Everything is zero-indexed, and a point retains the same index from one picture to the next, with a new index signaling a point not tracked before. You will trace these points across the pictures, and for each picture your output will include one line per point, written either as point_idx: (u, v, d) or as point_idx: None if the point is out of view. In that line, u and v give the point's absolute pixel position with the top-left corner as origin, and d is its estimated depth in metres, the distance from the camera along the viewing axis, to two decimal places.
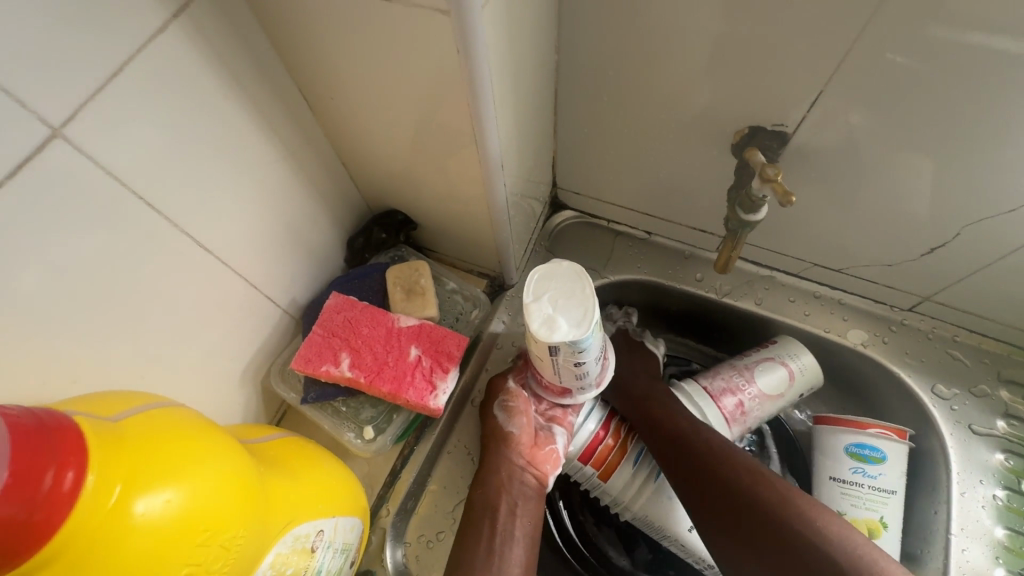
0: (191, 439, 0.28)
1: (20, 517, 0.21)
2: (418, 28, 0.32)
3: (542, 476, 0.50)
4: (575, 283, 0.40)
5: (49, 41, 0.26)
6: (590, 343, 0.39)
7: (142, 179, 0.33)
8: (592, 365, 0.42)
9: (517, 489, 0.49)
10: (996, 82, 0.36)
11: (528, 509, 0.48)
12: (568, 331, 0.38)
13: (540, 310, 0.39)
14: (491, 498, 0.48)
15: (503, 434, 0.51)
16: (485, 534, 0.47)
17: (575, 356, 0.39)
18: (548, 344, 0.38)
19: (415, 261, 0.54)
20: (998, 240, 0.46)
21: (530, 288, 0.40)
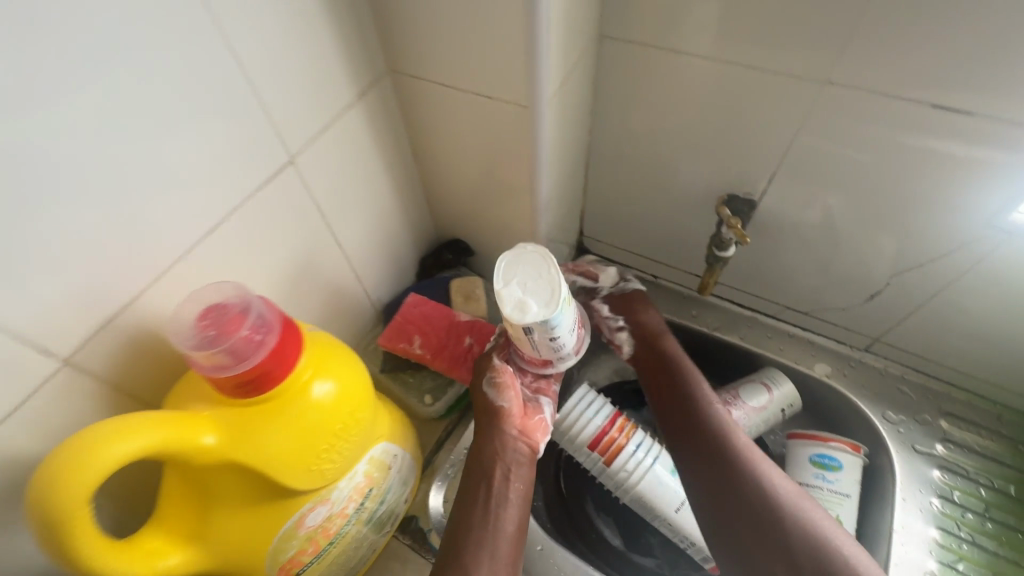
0: (344, 355, 0.42)
1: (269, 369, 0.36)
2: (508, 116, 0.51)
3: (533, 444, 0.59)
4: (538, 270, 0.52)
5: (303, 110, 0.45)
6: (558, 318, 0.51)
7: (321, 196, 0.51)
8: (565, 336, 0.54)
9: (511, 457, 0.57)
10: (894, 174, 0.52)
11: (520, 474, 0.57)
12: (538, 311, 0.50)
13: (513, 296, 0.51)
14: (487, 465, 0.57)
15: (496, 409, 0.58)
16: (482, 496, 0.56)
17: (549, 331, 0.52)
18: (522, 322, 0.50)
19: (472, 277, 0.70)
20: (920, 290, 0.61)
21: (502, 278, 0.52)
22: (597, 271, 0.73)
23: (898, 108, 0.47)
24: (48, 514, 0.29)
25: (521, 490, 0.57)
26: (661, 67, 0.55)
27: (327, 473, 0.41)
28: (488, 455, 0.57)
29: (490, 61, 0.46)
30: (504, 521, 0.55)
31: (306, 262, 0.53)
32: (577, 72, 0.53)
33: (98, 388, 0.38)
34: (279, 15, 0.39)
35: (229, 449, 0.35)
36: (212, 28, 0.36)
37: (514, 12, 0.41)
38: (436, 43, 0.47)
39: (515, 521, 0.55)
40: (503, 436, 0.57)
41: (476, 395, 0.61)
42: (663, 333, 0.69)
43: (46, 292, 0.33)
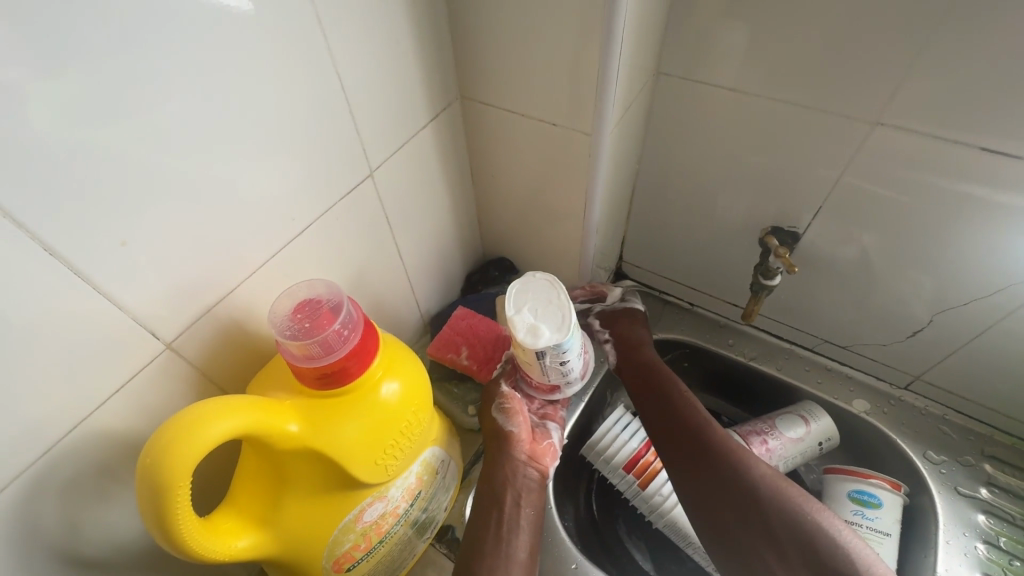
0: (408, 355, 0.45)
1: (350, 365, 0.38)
2: (567, 141, 0.54)
3: (543, 469, 0.60)
4: (548, 297, 0.54)
5: (384, 128, 0.49)
6: (569, 343, 0.53)
7: (390, 209, 0.54)
8: (574, 361, 0.56)
9: (521, 482, 0.58)
10: (940, 215, 0.53)
11: (530, 499, 0.58)
12: (551, 335, 0.52)
13: (526, 321, 0.53)
14: (498, 491, 0.57)
15: (505, 434, 0.59)
16: (494, 522, 0.56)
17: (560, 355, 0.53)
18: (535, 346, 0.52)
19: None
20: (964, 329, 0.61)
21: (514, 305, 0.53)
22: (608, 291, 0.74)
23: (948, 151, 0.49)
24: (156, 485, 0.31)
25: (532, 515, 0.57)
26: (713, 103, 0.59)
27: (390, 469, 0.43)
28: (498, 481, 0.57)
29: (558, 91, 0.50)
30: (516, 547, 0.54)
31: (370, 271, 0.56)
32: (635, 105, 0.56)
33: (190, 371, 0.41)
34: (375, 43, 0.44)
35: (311, 436, 0.37)
36: (320, 51, 0.40)
37: (586, 47, 0.45)
38: (508, 72, 0.51)
39: (527, 547, 0.55)
40: (513, 461, 0.58)
41: (486, 422, 0.62)
42: (643, 340, 0.71)
43: (161, 280, 0.36)
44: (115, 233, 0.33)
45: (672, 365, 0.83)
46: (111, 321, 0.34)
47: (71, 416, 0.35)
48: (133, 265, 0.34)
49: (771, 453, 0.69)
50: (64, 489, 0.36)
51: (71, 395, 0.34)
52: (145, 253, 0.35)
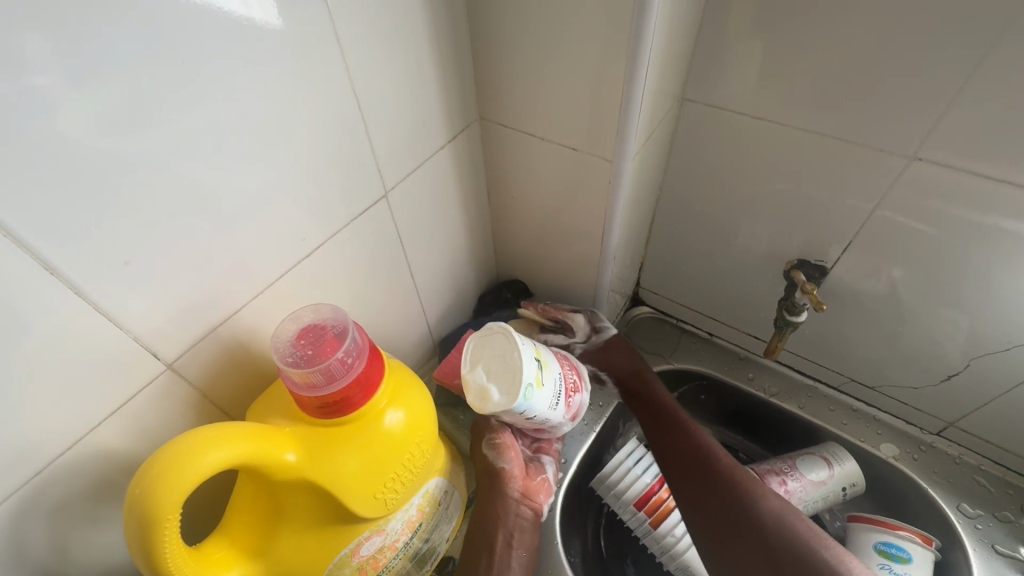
0: (414, 381, 0.43)
1: (355, 394, 0.37)
2: (587, 166, 0.53)
3: (537, 507, 0.58)
4: (502, 355, 0.51)
5: (401, 147, 0.48)
6: (522, 406, 0.50)
7: (404, 228, 0.53)
8: (543, 414, 0.53)
9: (514, 522, 0.56)
10: (982, 255, 0.50)
11: (522, 540, 0.55)
12: (499, 400, 0.50)
13: (478, 381, 0.51)
14: (489, 531, 0.55)
15: (497, 471, 0.56)
16: (484, 565, 0.53)
17: (519, 414, 0.51)
18: (485, 411, 0.50)
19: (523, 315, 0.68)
20: (1003, 375, 0.58)
21: (468, 363, 0.52)
22: (572, 320, 0.68)
23: (992, 188, 0.46)
24: (145, 520, 0.30)
25: (524, 556, 0.55)
26: (740, 131, 0.57)
27: (389, 503, 0.41)
28: (489, 521, 0.55)
29: (580, 114, 0.49)
30: None
31: (382, 291, 0.55)
32: (658, 132, 0.55)
33: (191, 393, 0.40)
34: (396, 63, 0.43)
35: (308, 470, 0.36)
36: (340, 70, 0.39)
37: (609, 73, 0.44)
38: (529, 94, 0.50)
39: None
40: (505, 500, 0.55)
41: (477, 457, 0.59)
42: (638, 367, 0.67)
43: (166, 300, 0.35)
44: (123, 253, 0.32)
45: (687, 397, 0.80)
46: (114, 341, 0.34)
47: (69, 436, 0.34)
48: (139, 284, 0.34)
49: (791, 495, 0.65)
50: (55, 510, 0.35)
51: (70, 414, 0.33)
52: (152, 272, 0.34)
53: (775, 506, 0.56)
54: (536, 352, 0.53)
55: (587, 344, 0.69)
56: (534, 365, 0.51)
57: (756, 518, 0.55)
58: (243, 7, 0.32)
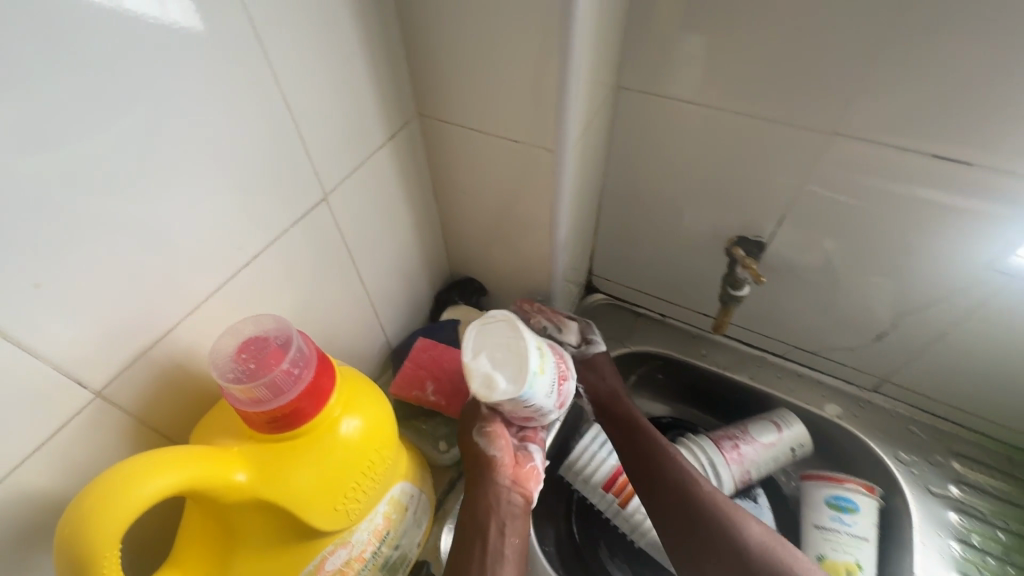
0: (368, 387, 0.42)
1: (303, 405, 0.35)
2: (530, 156, 0.53)
3: (528, 494, 0.56)
4: (506, 343, 0.53)
5: (338, 147, 0.46)
6: (526, 394, 0.51)
7: (349, 231, 0.52)
8: (540, 403, 0.53)
9: (506, 510, 0.55)
10: (899, 219, 0.54)
11: (515, 528, 0.54)
12: (505, 388, 0.51)
13: (482, 370, 0.52)
14: (481, 520, 0.54)
15: (487, 459, 0.56)
16: (477, 554, 0.52)
17: (521, 403, 0.52)
18: (491, 399, 0.51)
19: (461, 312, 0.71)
20: (926, 331, 0.62)
21: (469, 352, 0.53)
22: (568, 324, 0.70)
23: (901, 158, 0.50)
24: (79, 561, 0.28)
25: (518, 544, 0.54)
26: (676, 117, 0.58)
27: (351, 513, 0.40)
28: (480, 510, 0.54)
29: (519, 106, 0.49)
30: None
31: (329, 299, 0.53)
32: (597, 121, 0.56)
33: (124, 421, 0.37)
34: (326, 61, 0.42)
35: (260, 485, 0.34)
36: (264, 71, 0.37)
37: (543, 63, 0.44)
38: (466, 88, 0.50)
39: None
40: (496, 488, 0.55)
41: (466, 447, 0.58)
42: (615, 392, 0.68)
43: (90, 323, 0.33)
44: (30, 273, 0.29)
45: (646, 377, 0.82)
46: (29, 373, 0.31)
47: None
48: (52, 308, 0.31)
49: (742, 458, 0.67)
50: None
51: None
52: (68, 295, 0.31)
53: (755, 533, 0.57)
54: (538, 341, 0.54)
55: (579, 349, 0.70)
56: (537, 353, 0.53)
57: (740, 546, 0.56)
58: (154, 9, 0.30)
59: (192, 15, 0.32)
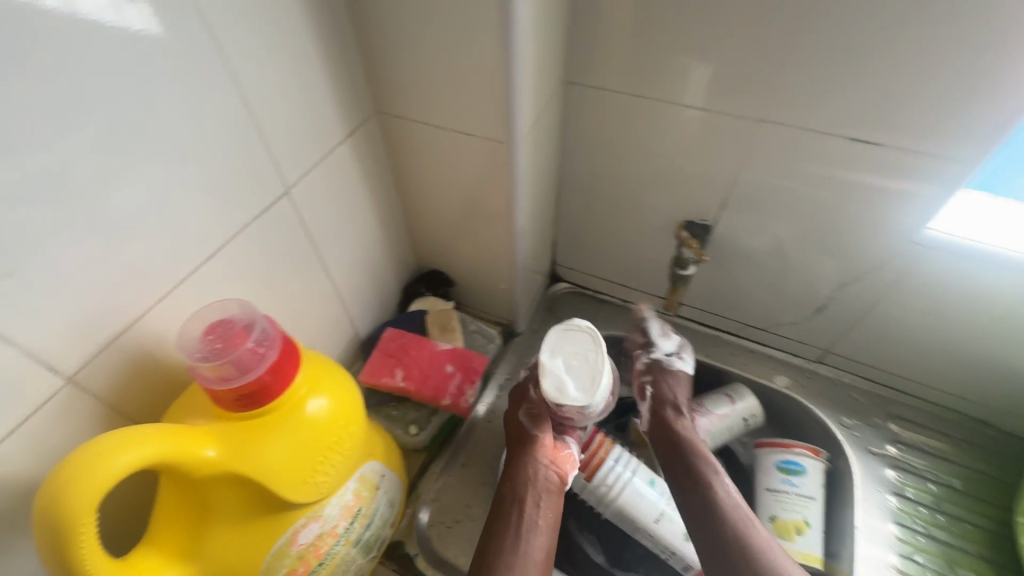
0: (335, 370, 0.44)
1: (270, 380, 0.37)
2: (485, 150, 0.56)
3: (563, 474, 0.62)
4: (583, 355, 0.62)
5: (299, 143, 0.49)
6: (588, 404, 0.60)
7: (314, 226, 0.54)
8: (592, 409, 0.62)
9: (542, 485, 0.60)
10: (826, 197, 0.59)
11: (550, 502, 0.60)
12: (574, 394, 0.60)
13: (555, 374, 0.61)
14: (519, 491, 0.59)
15: (530, 437, 0.62)
16: (513, 522, 0.57)
17: (581, 410, 0.61)
18: (559, 401, 0.60)
19: (430, 300, 0.74)
20: (858, 303, 0.67)
21: (548, 352, 0.62)
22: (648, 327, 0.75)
23: (823, 141, 0.55)
24: (59, 525, 0.30)
25: (551, 517, 0.59)
26: (622, 109, 0.62)
27: (321, 487, 0.42)
28: (519, 481, 0.59)
29: (471, 102, 0.52)
30: (534, 547, 0.56)
31: (296, 290, 0.55)
32: (547, 114, 0.59)
33: (95, 409, 0.39)
34: (284, 61, 0.44)
35: (231, 459, 0.37)
36: (222, 70, 0.40)
37: (490, 60, 0.47)
38: (420, 85, 0.53)
39: (543, 549, 0.57)
40: (537, 462, 0.60)
41: (511, 428, 0.65)
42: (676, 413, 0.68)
43: (60, 315, 0.35)
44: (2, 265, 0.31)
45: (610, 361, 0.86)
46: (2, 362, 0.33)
47: None
48: (22, 299, 0.32)
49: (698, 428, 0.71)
50: None
51: None
52: (37, 288, 0.33)
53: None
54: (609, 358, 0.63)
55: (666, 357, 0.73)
56: (608, 368, 0.62)
57: None
58: (117, 15, 0.32)
59: (151, 20, 0.34)
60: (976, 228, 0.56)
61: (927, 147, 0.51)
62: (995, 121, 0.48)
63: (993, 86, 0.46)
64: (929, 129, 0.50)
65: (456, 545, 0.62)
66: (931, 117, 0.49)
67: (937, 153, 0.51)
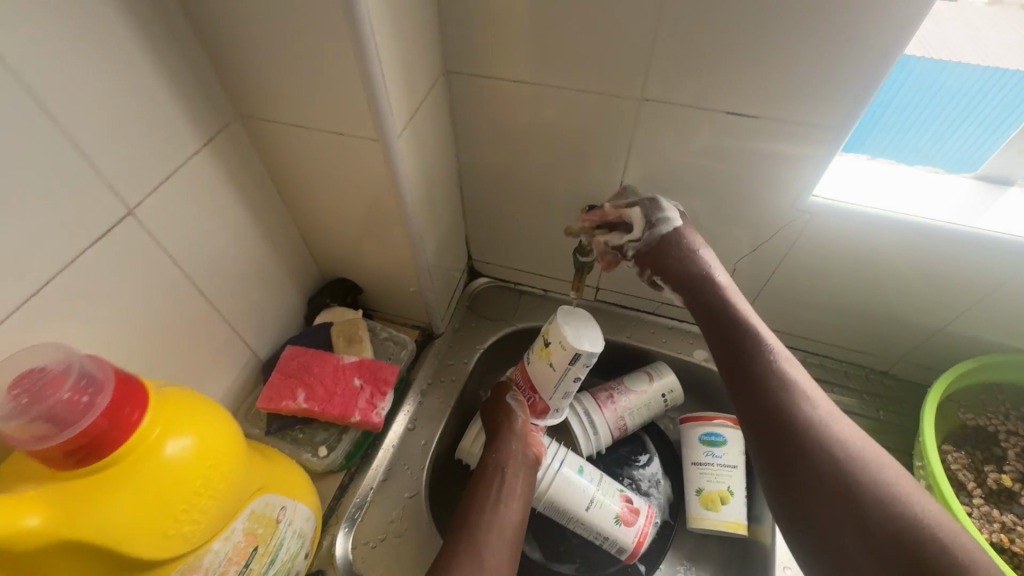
0: (200, 405, 0.40)
1: (103, 428, 0.34)
2: (361, 150, 0.52)
3: (539, 450, 0.65)
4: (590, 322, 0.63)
5: (139, 158, 0.44)
6: (593, 359, 0.61)
7: (174, 247, 0.49)
8: (581, 373, 0.63)
9: (521, 458, 0.64)
10: (715, 173, 0.60)
11: (527, 473, 0.63)
12: (589, 345, 0.60)
13: (574, 326, 0.61)
14: (501, 461, 0.63)
15: (512, 415, 0.67)
16: (495, 487, 0.61)
17: (584, 365, 0.62)
18: (575, 347, 0.60)
19: (336, 309, 0.70)
20: (760, 272, 0.69)
21: (564, 309, 0.63)
22: (626, 212, 0.60)
23: (704, 117, 0.55)
24: None
25: (526, 487, 0.62)
26: (507, 97, 0.60)
27: (192, 535, 0.38)
28: (501, 450, 0.63)
29: (333, 99, 0.48)
30: (511, 509, 0.59)
31: (160, 318, 0.50)
32: (426, 107, 0.56)
33: None
34: (102, 65, 0.39)
35: (63, 524, 0.33)
36: (8, 82, 0.34)
37: (343, 54, 0.44)
38: (278, 84, 0.48)
39: (518, 514, 0.60)
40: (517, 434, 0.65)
41: (494, 409, 0.69)
42: (709, 273, 0.57)
43: None
44: None
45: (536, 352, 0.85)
46: None
47: None
48: None
49: (616, 405, 0.74)
50: None
51: None
52: None
53: (856, 456, 0.44)
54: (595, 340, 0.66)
55: (643, 243, 0.59)
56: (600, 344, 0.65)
57: (829, 466, 0.44)
58: None
59: None
60: (855, 192, 0.58)
61: (798, 117, 0.52)
62: (857, 88, 0.49)
63: (844, 56, 0.47)
64: (797, 100, 0.51)
65: (381, 564, 0.60)
66: (798, 87, 0.50)
67: (808, 121, 0.53)
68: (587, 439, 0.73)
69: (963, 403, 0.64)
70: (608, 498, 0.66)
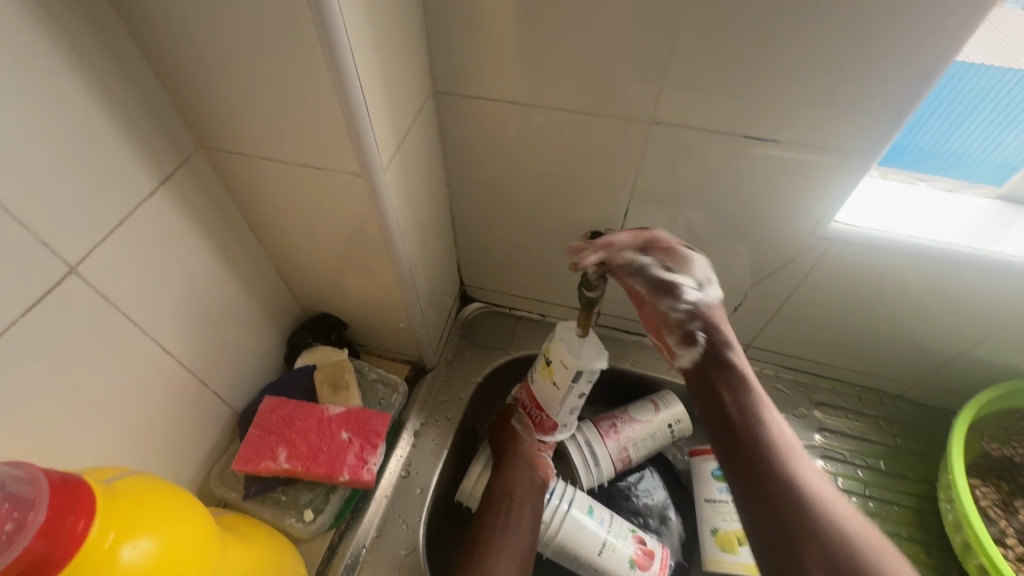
0: (161, 495, 0.35)
1: (42, 551, 0.28)
2: (342, 184, 0.47)
3: (547, 474, 0.62)
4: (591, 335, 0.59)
5: (81, 208, 0.38)
6: (597, 372, 0.57)
7: (129, 302, 0.43)
8: (586, 389, 0.59)
9: (528, 484, 0.61)
10: (726, 197, 0.56)
11: (536, 500, 0.60)
12: (593, 359, 0.56)
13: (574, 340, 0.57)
14: (509, 487, 0.60)
15: (517, 438, 0.64)
16: (503, 515, 0.59)
17: (588, 380, 0.57)
18: (575, 363, 0.55)
19: (320, 348, 0.65)
20: (771, 298, 0.65)
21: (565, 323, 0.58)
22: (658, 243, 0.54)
23: (716, 140, 0.51)
24: None
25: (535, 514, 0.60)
26: (502, 119, 0.55)
27: None
28: (507, 477, 0.61)
29: (308, 130, 0.42)
30: (519, 539, 0.58)
31: (114, 383, 0.44)
32: (413, 133, 0.51)
33: None
34: (30, 107, 0.33)
35: None
36: None
37: (319, 83, 0.38)
38: (245, 116, 0.43)
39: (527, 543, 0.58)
40: (523, 458, 0.62)
41: (500, 432, 0.66)
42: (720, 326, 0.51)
43: None
44: None
45: None
46: None
47: None
48: None
49: (619, 436, 0.70)
50: None
51: None
52: None
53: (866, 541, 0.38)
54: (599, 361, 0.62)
55: (653, 293, 0.53)
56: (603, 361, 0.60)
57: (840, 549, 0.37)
58: None
59: None
60: (875, 215, 0.55)
61: (818, 141, 0.49)
62: (881, 111, 0.45)
63: (870, 77, 0.43)
64: (819, 122, 0.47)
65: None
66: (818, 109, 0.47)
67: (828, 145, 0.49)
68: (588, 473, 0.69)
69: (985, 432, 0.62)
70: (621, 541, 0.62)
